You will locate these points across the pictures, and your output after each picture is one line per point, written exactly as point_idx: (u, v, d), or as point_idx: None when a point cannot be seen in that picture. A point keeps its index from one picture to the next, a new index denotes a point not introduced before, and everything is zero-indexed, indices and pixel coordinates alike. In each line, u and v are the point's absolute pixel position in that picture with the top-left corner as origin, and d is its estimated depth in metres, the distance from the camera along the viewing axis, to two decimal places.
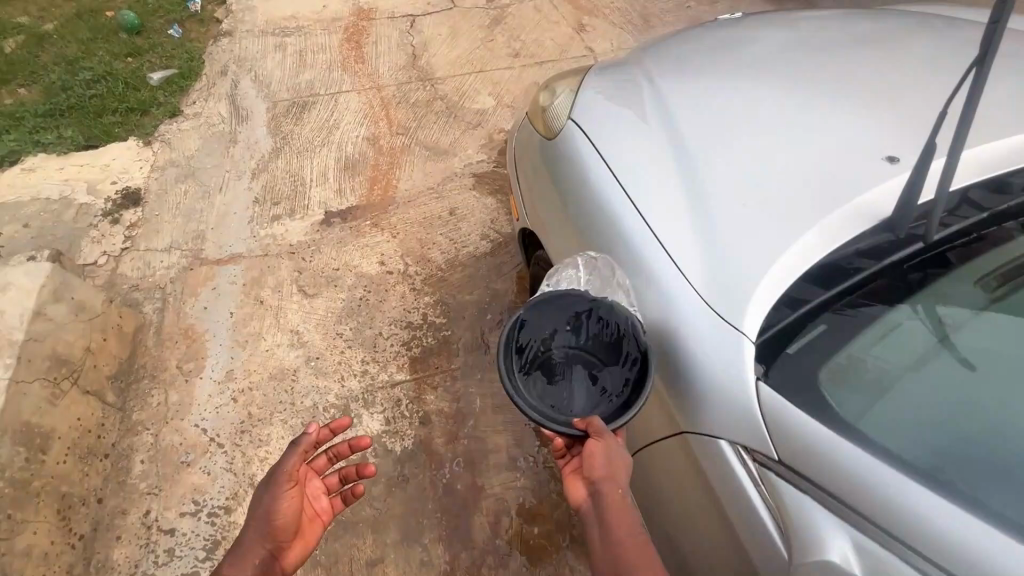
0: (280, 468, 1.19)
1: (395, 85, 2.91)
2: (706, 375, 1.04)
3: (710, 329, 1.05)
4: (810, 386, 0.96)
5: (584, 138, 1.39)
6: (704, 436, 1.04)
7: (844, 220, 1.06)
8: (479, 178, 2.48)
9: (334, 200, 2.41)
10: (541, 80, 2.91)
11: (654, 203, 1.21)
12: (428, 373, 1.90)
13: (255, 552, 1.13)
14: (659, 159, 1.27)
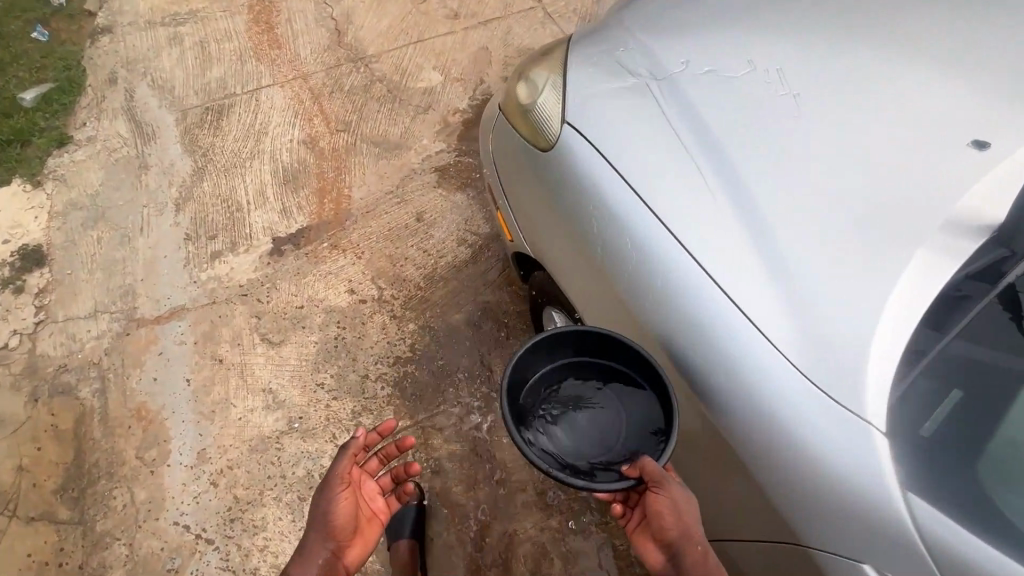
0: (335, 468, 1.13)
1: (323, 70, 2.50)
2: (815, 465, 0.88)
3: (811, 406, 0.88)
4: (959, 485, 0.83)
5: (594, 153, 1.12)
6: (822, 538, 0.91)
7: (948, 252, 0.90)
8: (442, 171, 2.18)
9: (280, 222, 2.08)
10: (489, 44, 2.57)
11: (703, 238, 0.99)
12: (430, 414, 1.69)
13: (317, 552, 1.07)
14: (696, 176, 1.04)
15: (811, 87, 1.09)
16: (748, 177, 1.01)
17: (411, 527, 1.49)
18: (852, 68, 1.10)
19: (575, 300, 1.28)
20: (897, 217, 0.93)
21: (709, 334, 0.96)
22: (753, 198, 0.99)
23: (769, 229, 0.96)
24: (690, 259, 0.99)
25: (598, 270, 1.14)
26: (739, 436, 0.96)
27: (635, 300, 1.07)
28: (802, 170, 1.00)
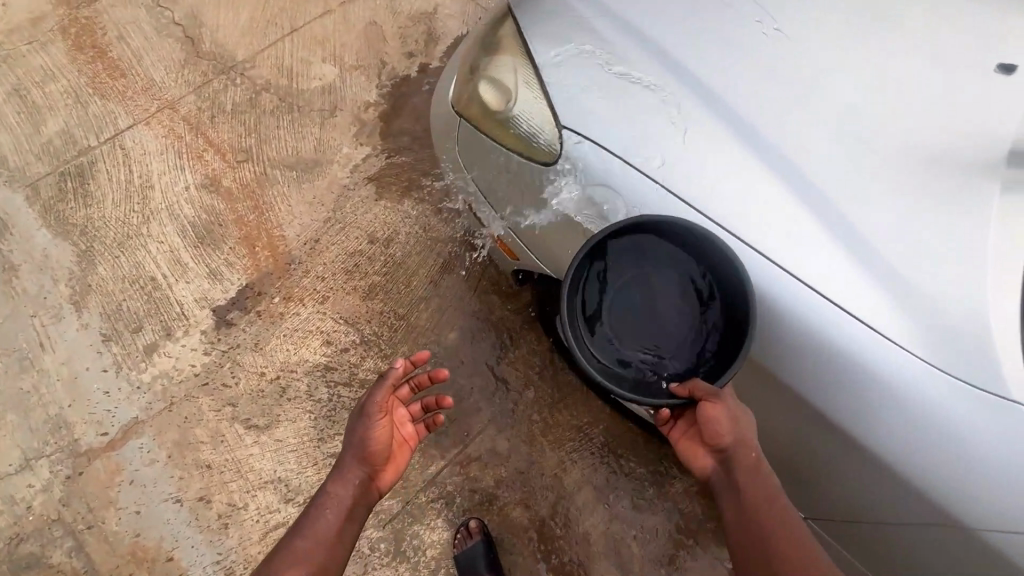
0: (370, 397, 1.10)
1: (191, 92, 2.09)
2: (944, 444, 0.81)
3: (931, 383, 0.80)
4: None
5: (614, 159, 0.95)
6: (967, 520, 0.84)
7: (1011, 191, 0.85)
8: (378, 180, 1.95)
9: (213, 288, 1.79)
10: (376, 17, 2.24)
11: (764, 224, 0.87)
12: (461, 447, 1.59)
13: (353, 476, 1.08)
14: (742, 162, 0.90)
15: (809, 26, 0.97)
16: (798, 153, 0.89)
17: (485, 563, 1.44)
18: None
19: None
20: (949, 164, 0.87)
21: (797, 329, 0.86)
22: (814, 177, 0.87)
23: (833, 201, 0.86)
24: (768, 262, 0.87)
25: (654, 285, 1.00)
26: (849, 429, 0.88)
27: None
28: (838, 129, 0.89)
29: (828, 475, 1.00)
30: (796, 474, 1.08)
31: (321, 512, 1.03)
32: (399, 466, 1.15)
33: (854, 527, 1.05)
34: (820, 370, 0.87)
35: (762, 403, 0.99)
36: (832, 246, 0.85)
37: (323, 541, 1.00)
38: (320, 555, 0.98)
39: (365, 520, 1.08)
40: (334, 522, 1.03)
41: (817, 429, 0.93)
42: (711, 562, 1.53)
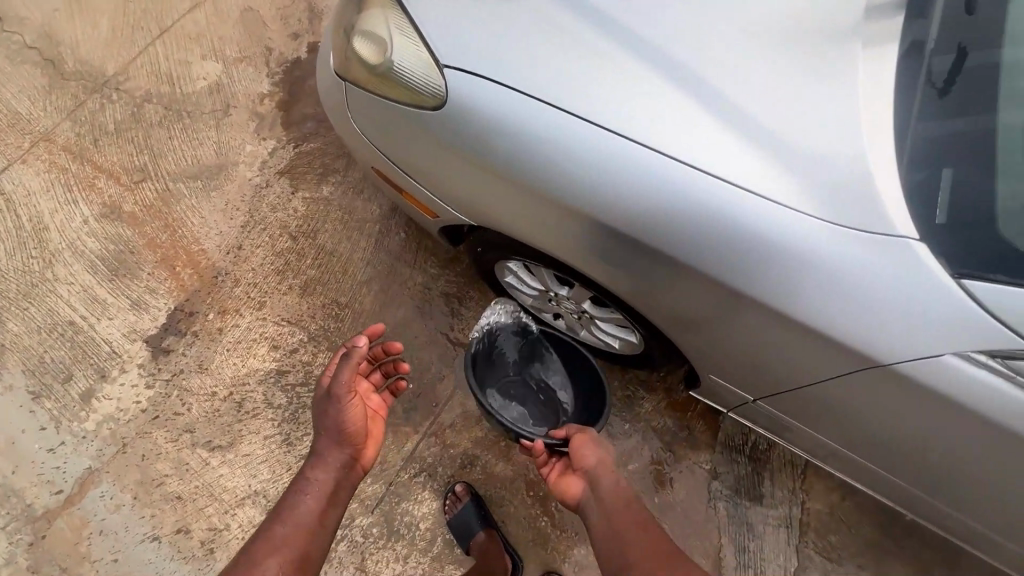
0: (337, 378, 1.06)
1: (66, 118, 1.93)
2: (862, 300, 0.83)
3: (840, 244, 0.82)
4: (990, 252, 0.79)
5: (526, 100, 0.91)
6: (901, 364, 0.85)
7: (874, 47, 0.87)
8: (290, 173, 1.86)
9: (140, 318, 1.69)
10: (249, 2, 2.10)
11: (654, 123, 0.87)
12: (432, 418, 1.59)
13: (334, 459, 1.07)
14: (647, 79, 0.89)
15: None
16: (703, 63, 0.88)
17: (479, 521, 1.45)
18: None
19: (536, 244, 1.09)
20: (815, 33, 0.89)
21: (707, 221, 0.87)
22: (706, 76, 0.88)
23: (715, 89, 0.87)
24: (723, 185, 0.85)
25: (586, 220, 0.96)
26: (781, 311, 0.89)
27: (677, 260, 0.92)
28: (706, 20, 0.91)
29: (808, 380, 1.00)
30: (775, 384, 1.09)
31: (302, 496, 1.03)
32: (378, 441, 1.16)
33: (806, 397, 1.07)
34: (739, 256, 0.87)
35: (695, 302, 0.99)
36: (759, 149, 0.85)
37: (304, 526, 1.00)
38: (303, 538, 0.99)
39: (349, 499, 1.09)
40: (317, 505, 1.03)
41: (749, 316, 0.94)
42: (699, 466, 1.54)
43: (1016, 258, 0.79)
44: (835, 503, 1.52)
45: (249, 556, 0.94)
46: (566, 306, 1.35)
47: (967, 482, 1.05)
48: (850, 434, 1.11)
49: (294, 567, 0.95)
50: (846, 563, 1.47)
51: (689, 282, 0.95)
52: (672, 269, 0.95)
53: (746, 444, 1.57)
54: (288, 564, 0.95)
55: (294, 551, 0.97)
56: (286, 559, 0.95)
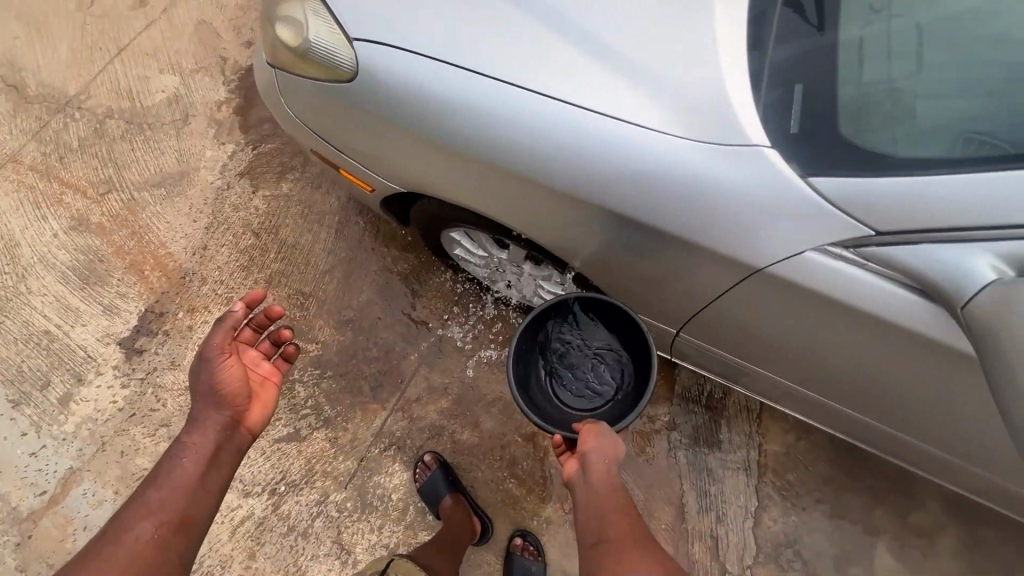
0: (209, 344, 1.02)
1: (32, 140, 2.00)
2: (733, 208, 0.82)
3: (705, 156, 0.82)
4: (832, 152, 0.78)
5: (421, 60, 0.97)
6: (768, 267, 0.84)
7: None
8: (249, 173, 1.93)
9: (113, 322, 1.75)
10: (202, 16, 2.18)
11: (527, 64, 0.91)
12: (398, 394, 1.64)
13: (211, 421, 1.01)
14: (526, 27, 0.94)
15: None
16: (580, 9, 0.92)
17: (447, 485, 1.51)
18: None
19: (453, 196, 1.14)
20: None
21: (581, 149, 0.89)
22: (577, 18, 0.92)
23: (584, 29, 0.91)
24: (631, 126, 0.85)
25: (480, 164, 1.00)
26: (667, 233, 0.89)
27: (564, 193, 0.94)
28: None
29: (733, 318, 1.01)
30: (705, 328, 1.10)
31: (178, 462, 0.98)
32: (267, 404, 1.10)
33: (704, 320, 1.07)
34: (614, 180, 0.88)
35: (592, 235, 1.01)
36: (625, 77, 0.87)
37: (181, 489, 0.95)
38: (181, 501, 0.94)
39: (236, 463, 1.04)
40: (194, 469, 0.97)
41: (638, 241, 0.95)
42: (658, 419, 1.59)
43: (867, 157, 0.77)
44: (792, 444, 1.56)
45: (120, 522, 0.90)
46: (515, 267, 1.40)
47: (917, 408, 1.01)
48: (756, 355, 1.11)
49: (169, 531, 0.91)
50: (806, 499, 1.52)
51: (582, 216, 0.97)
52: (562, 204, 0.97)
53: (702, 395, 1.62)
54: (162, 527, 0.90)
55: (170, 514, 0.92)
56: (158, 522, 0.90)
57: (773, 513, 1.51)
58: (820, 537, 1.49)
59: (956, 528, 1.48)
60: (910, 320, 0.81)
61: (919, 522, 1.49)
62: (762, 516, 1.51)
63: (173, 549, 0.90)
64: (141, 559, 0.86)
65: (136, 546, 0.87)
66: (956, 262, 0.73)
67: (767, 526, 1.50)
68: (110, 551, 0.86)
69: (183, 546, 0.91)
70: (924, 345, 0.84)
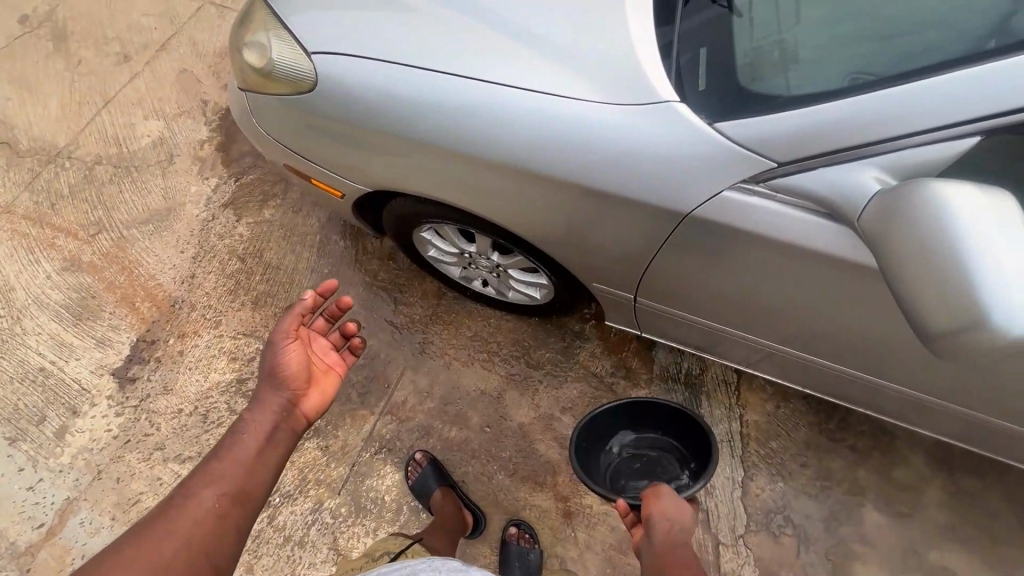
0: (279, 326, 1.07)
1: (25, 190, 2.10)
2: (662, 161, 0.91)
3: (633, 118, 0.92)
4: (733, 100, 0.88)
5: (377, 66, 1.09)
6: (696, 211, 0.93)
7: None
8: (232, 203, 2.02)
9: (105, 353, 1.81)
10: (183, 64, 2.33)
11: (471, 59, 1.03)
12: (386, 398, 1.69)
13: (273, 400, 1.04)
14: (467, 27, 1.05)
15: None
16: (514, 8, 1.04)
17: (437, 480, 1.54)
18: None
19: (416, 189, 1.22)
20: None
21: (529, 127, 0.98)
22: (510, 16, 1.04)
23: (518, 24, 1.03)
24: (585, 103, 0.94)
25: (442, 154, 1.09)
26: (613, 194, 0.97)
27: (518, 170, 1.03)
28: None
29: (679, 272, 1.08)
30: (667, 294, 1.17)
31: (240, 438, 1.00)
32: (326, 391, 1.12)
33: (655, 280, 1.14)
34: (560, 151, 0.98)
35: (545, 210, 1.08)
36: (555, 59, 0.98)
37: (241, 462, 0.98)
38: (239, 474, 0.96)
39: (293, 447, 1.05)
40: (253, 447, 1.00)
41: (586, 207, 1.03)
42: None
43: (766, 99, 0.86)
44: (772, 412, 1.61)
45: (186, 489, 0.93)
46: (485, 262, 1.47)
47: (874, 345, 1.06)
48: (709, 312, 1.17)
49: (229, 503, 0.93)
50: (790, 465, 1.55)
51: (536, 191, 1.05)
52: (516, 181, 1.05)
53: (681, 373, 1.67)
54: (223, 497, 0.93)
55: (232, 486, 0.95)
56: (219, 492, 0.93)
57: (760, 481, 1.54)
58: (808, 502, 1.52)
59: (938, 479, 1.52)
60: (828, 244, 0.89)
61: (902, 477, 1.52)
62: (749, 485, 1.54)
63: (230, 523, 0.92)
64: (202, 527, 0.89)
65: (197, 515, 0.90)
66: (850, 180, 0.81)
67: (756, 495, 1.53)
68: (172, 520, 0.89)
69: (242, 519, 0.93)
70: (848, 269, 0.91)
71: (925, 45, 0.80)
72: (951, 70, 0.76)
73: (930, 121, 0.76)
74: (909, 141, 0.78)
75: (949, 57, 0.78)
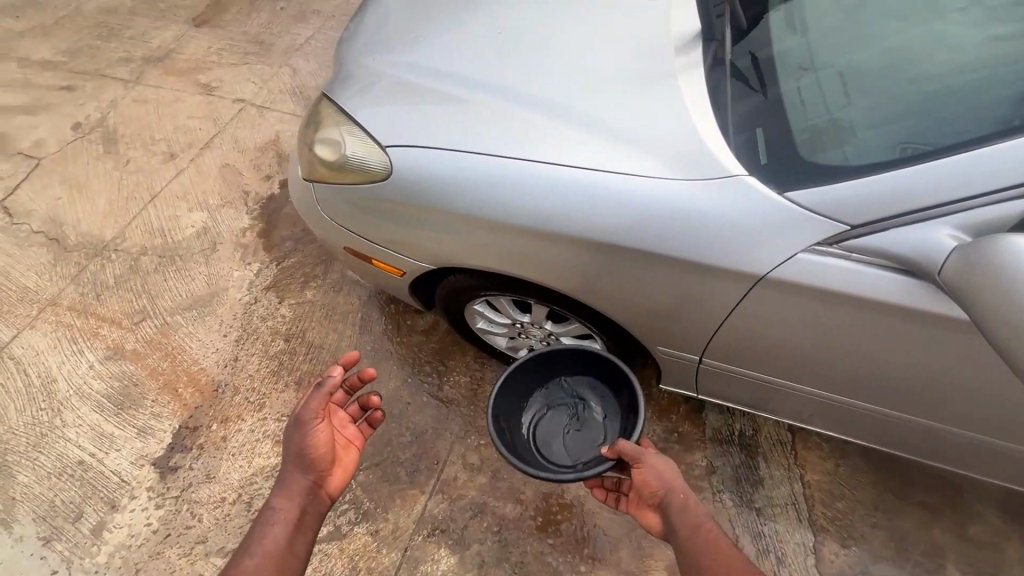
0: (307, 406, 1.08)
1: (71, 282, 2.16)
2: (732, 226, 1.00)
3: (689, 189, 1.02)
4: (796, 172, 0.97)
5: (440, 155, 1.22)
6: (773, 272, 1.00)
7: (689, 62, 1.14)
8: (274, 286, 2.08)
9: (146, 443, 1.78)
10: (225, 159, 2.50)
11: (533, 143, 1.15)
12: (437, 476, 1.65)
13: (299, 483, 1.08)
14: (530, 117, 1.18)
15: (531, 23, 1.34)
16: (572, 99, 1.17)
17: None
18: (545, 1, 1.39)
19: (476, 262, 1.30)
20: (647, 60, 1.17)
21: (579, 199, 1.10)
22: (569, 106, 1.16)
23: (577, 112, 1.15)
24: (602, 171, 1.08)
25: (496, 228, 1.20)
26: (663, 255, 1.07)
27: (569, 237, 1.14)
28: (566, 71, 1.22)
29: (752, 331, 1.13)
30: (735, 354, 1.21)
31: (268, 526, 1.03)
32: (349, 467, 1.16)
33: (727, 341, 1.18)
34: (607, 216, 1.09)
35: (597, 273, 1.18)
36: (611, 139, 1.10)
37: (274, 554, 1.00)
38: (274, 568, 0.99)
39: (318, 529, 1.08)
40: (283, 535, 1.03)
41: (641, 269, 1.12)
42: (698, 465, 1.60)
43: (828, 170, 0.95)
44: (833, 470, 1.58)
45: None
46: (540, 330, 1.50)
47: (939, 386, 1.07)
48: (781, 369, 1.20)
49: None
50: (860, 527, 1.51)
51: (587, 256, 1.15)
52: (567, 248, 1.16)
53: (734, 434, 1.65)
54: None
55: None
56: None
57: (832, 546, 1.49)
58: (886, 565, 1.46)
59: (1014, 534, 1.47)
60: (905, 298, 0.95)
61: (979, 533, 1.48)
62: (822, 550, 1.48)
63: None
64: None
65: None
66: (922, 237, 0.89)
67: (830, 561, 1.47)
68: None
69: None
70: (924, 319, 0.96)
71: (966, 115, 0.91)
72: (997, 136, 0.87)
73: (991, 183, 0.85)
74: (974, 201, 0.86)
75: (992, 124, 0.88)
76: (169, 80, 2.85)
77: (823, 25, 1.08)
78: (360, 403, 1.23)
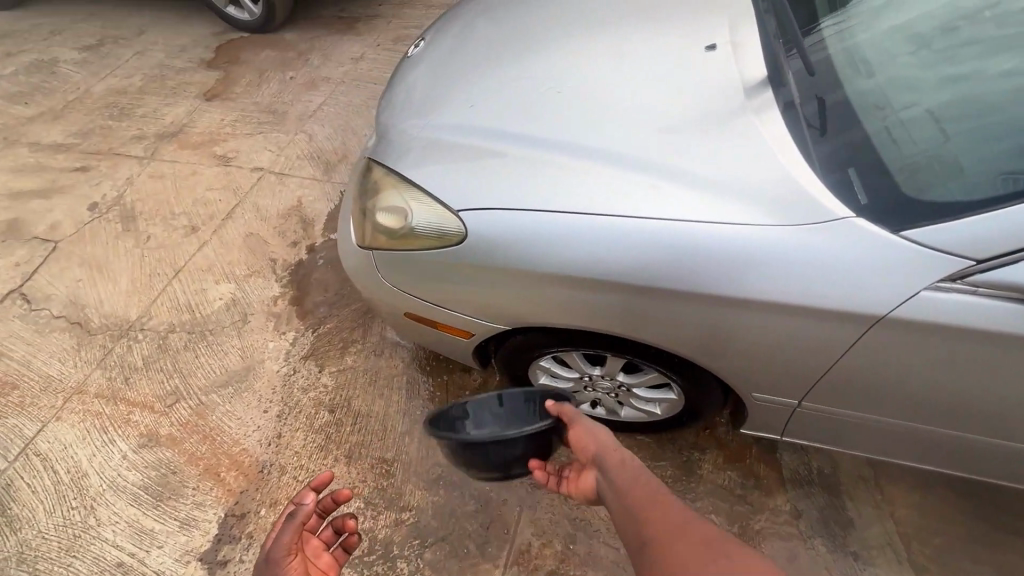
0: (279, 540, 0.98)
1: (96, 367, 2.08)
2: (843, 269, 1.00)
3: (772, 235, 1.03)
4: (905, 211, 0.99)
5: (494, 213, 1.21)
6: (891, 313, 1.00)
7: (757, 109, 1.16)
8: (312, 354, 2.02)
9: (190, 536, 1.66)
10: (248, 229, 2.47)
11: (598, 195, 1.14)
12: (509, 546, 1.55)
13: None
14: (599, 169, 1.17)
15: (580, 78, 1.36)
16: (640, 150, 1.17)
17: None
18: (587, 56, 1.41)
19: (546, 319, 1.27)
20: (710, 109, 1.19)
21: (628, 245, 1.10)
22: (639, 156, 1.16)
23: (645, 162, 1.15)
24: (656, 218, 1.09)
25: (545, 280, 1.19)
26: (723, 295, 1.07)
27: (618, 283, 1.13)
28: (629, 123, 1.22)
29: (863, 371, 1.11)
30: (842, 394, 1.18)
31: None
32: None
33: (836, 383, 1.16)
34: (660, 258, 1.09)
35: (656, 318, 1.17)
36: (677, 188, 1.10)
37: None
38: None
39: None
40: None
41: (709, 311, 1.11)
42: (783, 510, 1.53)
43: (942, 206, 0.98)
44: (922, 503, 1.52)
45: None
46: (608, 384, 1.46)
47: None
48: (891, 407, 1.17)
49: None
50: (964, 563, 1.44)
51: (643, 301, 1.14)
52: (618, 294, 1.15)
53: (814, 474, 1.59)
54: None
55: None
56: None
57: None
58: None
59: None
60: None
61: None
62: None
63: None
64: None
65: None
66: None
67: None
68: None
69: None
70: None
71: None
72: None
73: None
74: None
75: None
76: (184, 154, 2.85)
77: (888, 67, 1.13)
78: (335, 528, 1.12)
